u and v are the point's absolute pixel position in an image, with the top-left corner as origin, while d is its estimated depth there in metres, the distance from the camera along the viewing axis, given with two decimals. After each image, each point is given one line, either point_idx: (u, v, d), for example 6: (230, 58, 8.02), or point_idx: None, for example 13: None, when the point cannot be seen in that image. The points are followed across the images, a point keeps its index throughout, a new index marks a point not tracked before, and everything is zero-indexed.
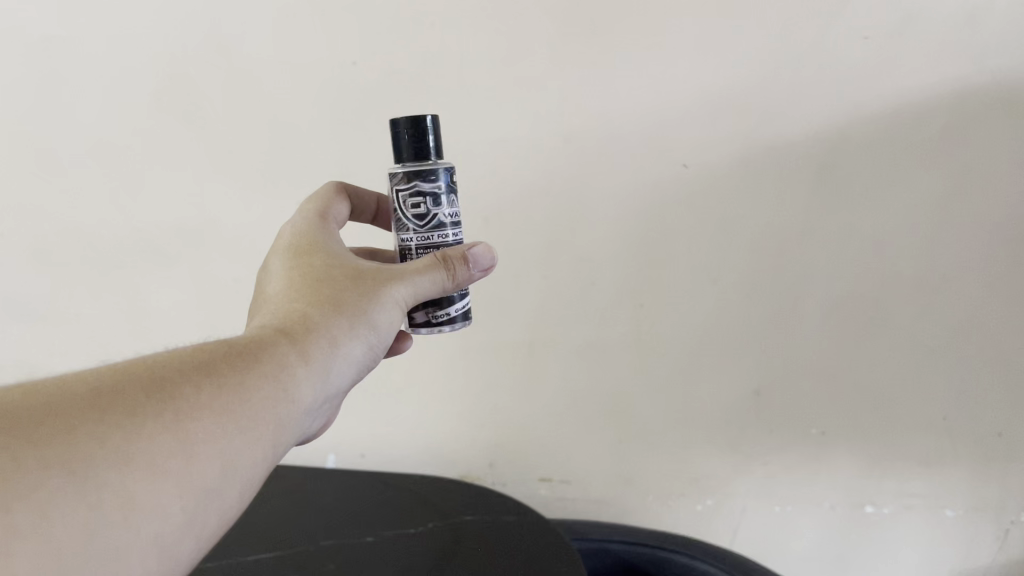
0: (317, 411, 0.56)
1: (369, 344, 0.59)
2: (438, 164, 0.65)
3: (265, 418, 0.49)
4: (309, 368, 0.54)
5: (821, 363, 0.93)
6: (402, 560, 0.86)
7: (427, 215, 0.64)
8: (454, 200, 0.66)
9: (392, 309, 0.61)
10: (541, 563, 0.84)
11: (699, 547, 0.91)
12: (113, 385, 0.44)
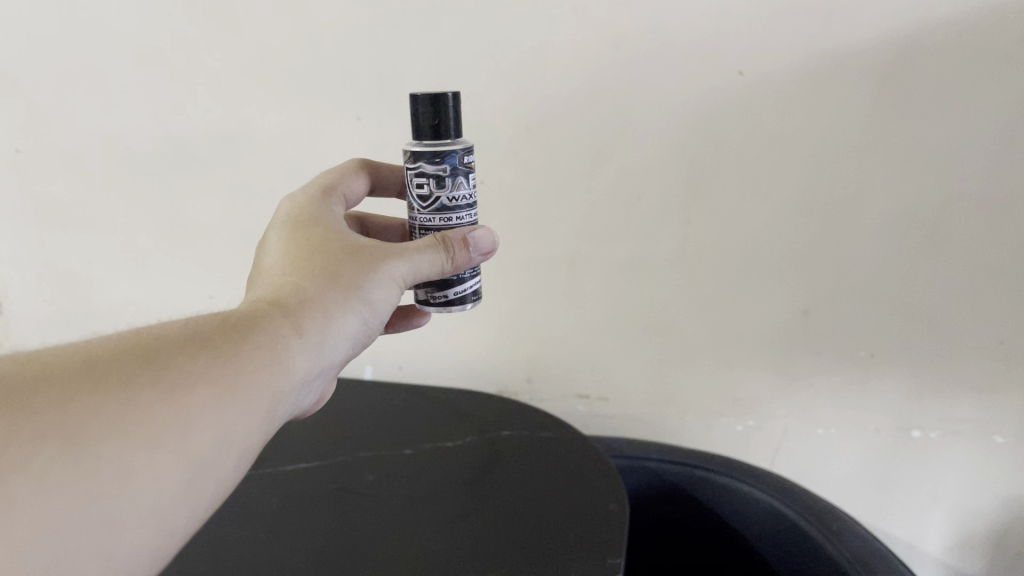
0: (312, 385, 0.55)
1: (365, 320, 0.59)
2: (448, 146, 0.62)
3: (262, 387, 0.49)
4: (304, 339, 0.53)
5: (874, 284, 0.89)
6: (436, 475, 0.85)
7: (429, 196, 0.63)
8: (464, 183, 0.63)
9: (391, 286, 0.60)
10: (576, 481, 0.82)
11: (740, 465, 0.89)
12: (107, 356, 0.44)
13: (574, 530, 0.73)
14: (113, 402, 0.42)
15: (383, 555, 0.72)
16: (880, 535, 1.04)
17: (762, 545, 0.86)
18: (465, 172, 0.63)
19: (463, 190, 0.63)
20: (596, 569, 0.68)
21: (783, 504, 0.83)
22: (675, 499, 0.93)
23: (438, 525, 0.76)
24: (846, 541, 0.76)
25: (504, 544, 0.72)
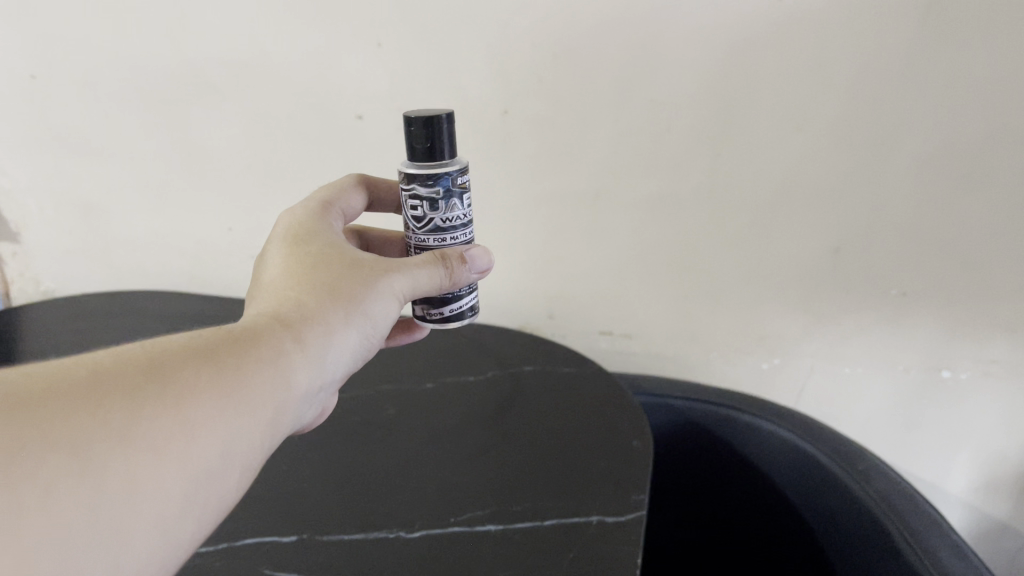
0: (312, 401, 0.51)
1: (364, 335, 0.55)
2: (441, 168, 0.58)
3: (268, 395, 0.45)
4: (306, 352, 0.50)
5: (911, 221, 0.86)
6: (457, 410, 0.85)
7: (424, 218, 0.60)
8: (459, 204, 0.60)
9: (389, 301, 0.57)
10: (598, 418, 0.81)
11: (766, 404, 0.88)
12: (111, 358, 0.40)
13: (597, 467, 0.73)
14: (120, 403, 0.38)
15: (406, 489, 0.71)
16: (904, 472, 1.03)
17: (785, 484, 0.85)
18: (459, 193, 0.60)
19: (458, 210, 0.60)
20: (620, 506, 0.68)
21: (808, 444, 0.82)
22: (694, 439, 0.91)
23: (461, 459, 0.76)
24: (874, 483, 0.75)
25: (528, 479, 0.72)
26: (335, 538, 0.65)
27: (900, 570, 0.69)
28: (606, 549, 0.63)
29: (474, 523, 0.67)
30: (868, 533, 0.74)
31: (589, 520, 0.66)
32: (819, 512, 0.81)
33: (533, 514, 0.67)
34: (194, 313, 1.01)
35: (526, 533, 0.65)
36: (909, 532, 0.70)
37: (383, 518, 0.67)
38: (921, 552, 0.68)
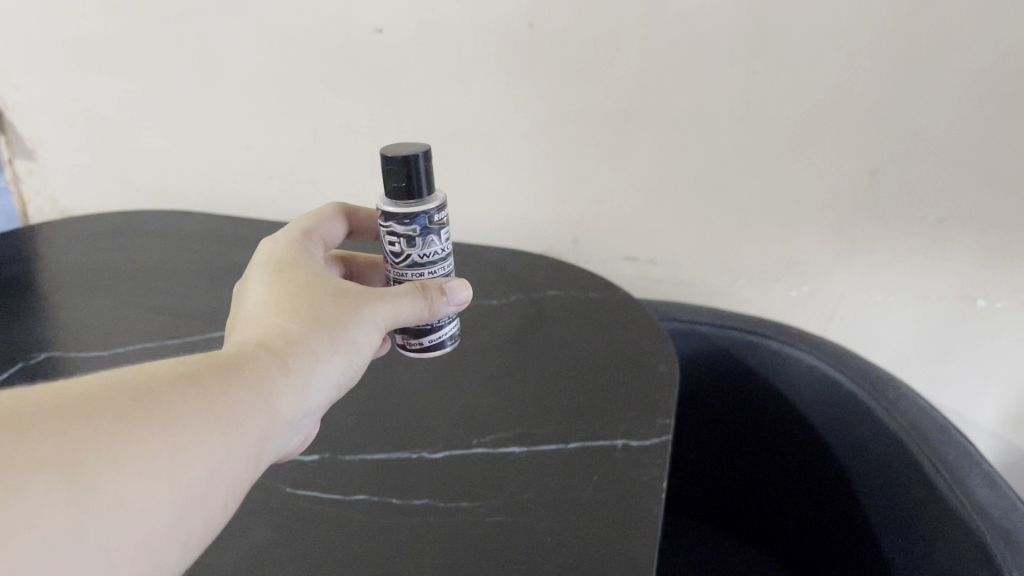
0: (299, 430, 0.49)
1: (351, 364, 0.53)
2: (417, 208, 0.57)
3: (256, 425, 0.43)
4: (294, 378, 0.47)
5: (952, 143, 0.83)
6: (478, 333, 0.84)
7: (401, 254, 0.59)
8: (436, 241, 0.59)
9: (373, 331, 0.54)
10: (622, 343, 0.80)
11: (794, 331, 0.86)
12: (95, 388, 0.38)
13: (621, 391, 0.72)
14: (108, 439, 0.36)
15: (428, 411, 0.71)
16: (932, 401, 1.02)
17: (811, 412, 0.83)
18: (436, 230, 0.58)
19: (435, 247, 0.59)
20: (645, 430, 0.67)
21: (837, 372, 0.80)
22: (718, 368, 0.90)
23: (483, 383, 0.75)
24: (904, 412, 0.74)
25: (551, 402, 0.71)
26: (357, 459, 0.65)
27: (929, 498, 0.68)
28: (631, 472, 0.62)
29: (498, 445, 0.66)
30: (896, 461, 0.73)
31: (614, 443, 0.65)
32: (845, 441, 0.80)
33: (557, 437, 0.66)
34: (213, 234, 0.99)
35: (550, 456, 0.64)
36: (940, 461, 0.68)
37: (406, 439, 0.67)
38: (951, 481, 0.67)
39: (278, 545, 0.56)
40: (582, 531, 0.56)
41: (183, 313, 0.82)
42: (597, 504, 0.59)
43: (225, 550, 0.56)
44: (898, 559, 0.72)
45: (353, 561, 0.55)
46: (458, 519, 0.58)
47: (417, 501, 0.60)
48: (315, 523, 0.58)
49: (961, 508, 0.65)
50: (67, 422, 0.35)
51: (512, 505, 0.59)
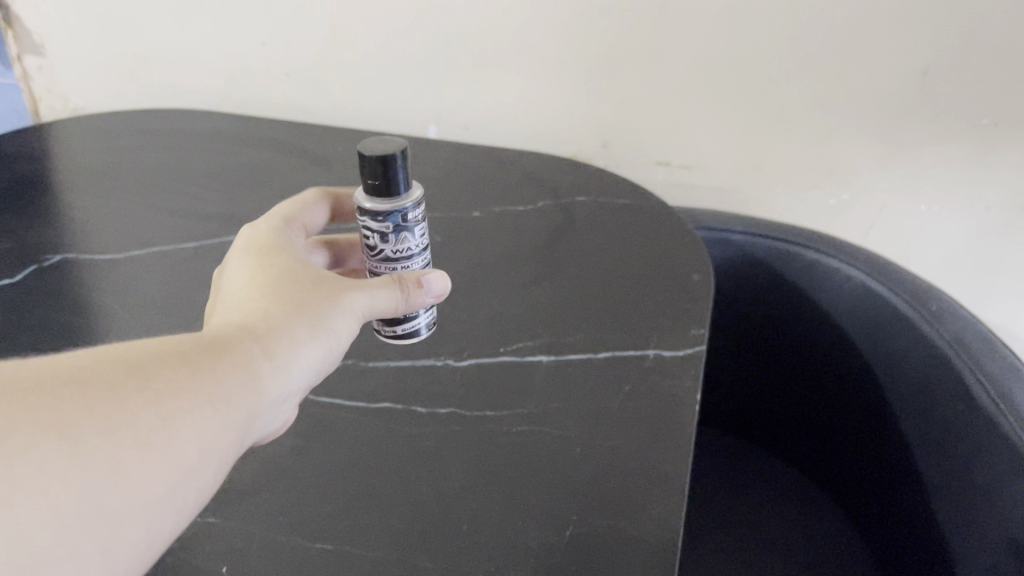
0: (281, 414, 0.45)
1: (334, 349, 0.49)
2: (389, 205, 0.53)
3: (239, 404, 0.40)
4: (273, 358, 0.44)
5: (1014, 40, 0.77)
6: (506, 234, 0.79)
7: (376, 250, 0.55)
8: (413, 239, 0.55)
9: (354, 317, 0.50)
10: (654, 247, 0.76)
11: (833, 240, 0.83)
12: (77, 362, 0.36)
13: (653, 299, 0.69)
14: (79, 412, 0.34)
15: (452, 318, 0.68)
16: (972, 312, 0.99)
17: (847, 324, 0.81)
18: (412, 230, 0.54)
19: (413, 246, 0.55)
20: (678, 340, 0.64)
21: (877, 282, 0.77)
22: (752, 278, 0.87)
23: (508, 292, 0.71)
24: (947, 323, 0.71)
25: (580, 308, 0.68)
26: (381, 365, 0.63)
27: (970, 412, 0.66)
28: (663, 383, 0.60)
29: (525, 353, 0.64)
30: (936, 374, 0.70)
31: (645, 353, 0.63)
32: (882, 353, 0.77)
33: (587, 346, 0.64)
34: (229, 134, 0.96)
35: (579, 365, 0.62)
36: (983, 374, 0.66)
37: (431, 346, 0.65)
38: (995, 395, 0.64)
39: (302, 452, 0.55)
40: (612, 443, 0.55)
41: (201, 216, 0.80)
42: (627, 416, 0.58)
43: (248, 456, 0.55)
44: (932, 474, 0.71)
45: (379, 470, 0.54)
46: (486, 429, 0.57)
47: (443, 410, 0.59)
48: (339, 429, 0.57)
49: (1003, 423, 0.62)
50: (50, 395, 0.34)
51: (540, 415, 0.58)
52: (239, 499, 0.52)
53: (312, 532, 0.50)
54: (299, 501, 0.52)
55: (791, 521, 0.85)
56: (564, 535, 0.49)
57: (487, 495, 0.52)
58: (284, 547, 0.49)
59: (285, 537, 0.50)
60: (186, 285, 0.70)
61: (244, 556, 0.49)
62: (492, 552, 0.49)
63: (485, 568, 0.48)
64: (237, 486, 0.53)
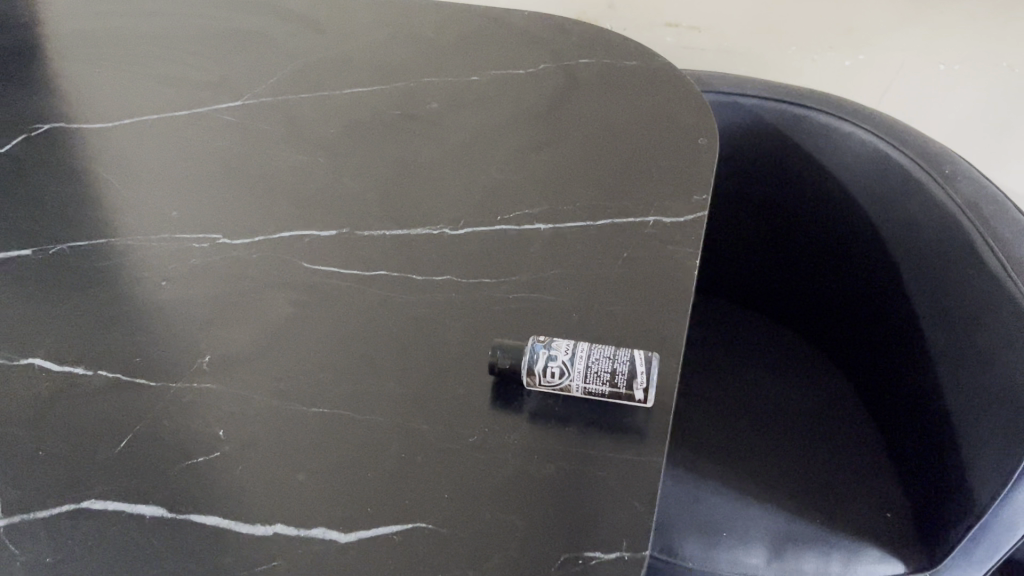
0: (135, 428, 0.49)
1: (191, 374, 0.52)
2: (522, 361, 0.50)
3: (72, 496, 0.46)
4: (121, 433, 0.48)
5: None
6: (507, 98, 0.75)
7: (569, 372, 0.49)
8: (561, 353, 0.49)
9: (217, 354, 0.53)
10: (659, 110, 0.73)
11: (846, 103, 0.80)
12: None
13: (657, 165, 0.67)
14: None
15: (450, 187, 0.65)
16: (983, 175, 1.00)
17: (857, 191, 0.79)
18: (557, 354, 0.49)
19: (570, 357, 0.49)
20: (681, 206, 0.63)
21: (891, 147, 0.75)
22: (759, 146, 0.84)
23: (508, 159, 0.68)
24: (960, 187, 0.69)
25: (582, 174, 0.66)
26: (377, 236, 0.61)
27: (979, 278, 0.65)
28: (664, 250, 0.59)
29: (523, 222, 0.62)
30: (945, 240, 0.69)
31: (646, 221, 0.61)
32: (891, 219, 0.75)
33: (587, 214, 0.62)
34: None
35: (578, 233, 0.61)
36: (995, 240, 0.64)
37: (427, 215, 0.63)
38: (1004, 259, 0.63)
39: (297, 320, 0.55)
40: (610, 309, 0.55)
41: (191, 83, 0.77)
42: (626, 283, 0.57)
43: (243, 324, 0.55)
44: (937, 340, 0.70)
45: (376, 337, 0.54)
46: (482, 296, 0.56)
47: (439, 277, 0.58)
48: (333, 298, 0.57)
49: (1010, 286, 0.62)
50: None
51: (537, 283, 0.57)
52: (234, 365, 0.52)
53: (309, 396, 0.50)
54: (295, 367, 0.52)
55: (794, 387, 0.85)
56: (557, 403, 0.50)
57: (482, 361, 0.52)
58: (282, 412, 0.50)
59: (282, 402, 0.50)
60: (180, 157, 0.69)
61: (242, 420, 0.49)
62: (489, 418, 0.49)
63: (482, 431, 0.49)
64: (231, 354, 0.53)
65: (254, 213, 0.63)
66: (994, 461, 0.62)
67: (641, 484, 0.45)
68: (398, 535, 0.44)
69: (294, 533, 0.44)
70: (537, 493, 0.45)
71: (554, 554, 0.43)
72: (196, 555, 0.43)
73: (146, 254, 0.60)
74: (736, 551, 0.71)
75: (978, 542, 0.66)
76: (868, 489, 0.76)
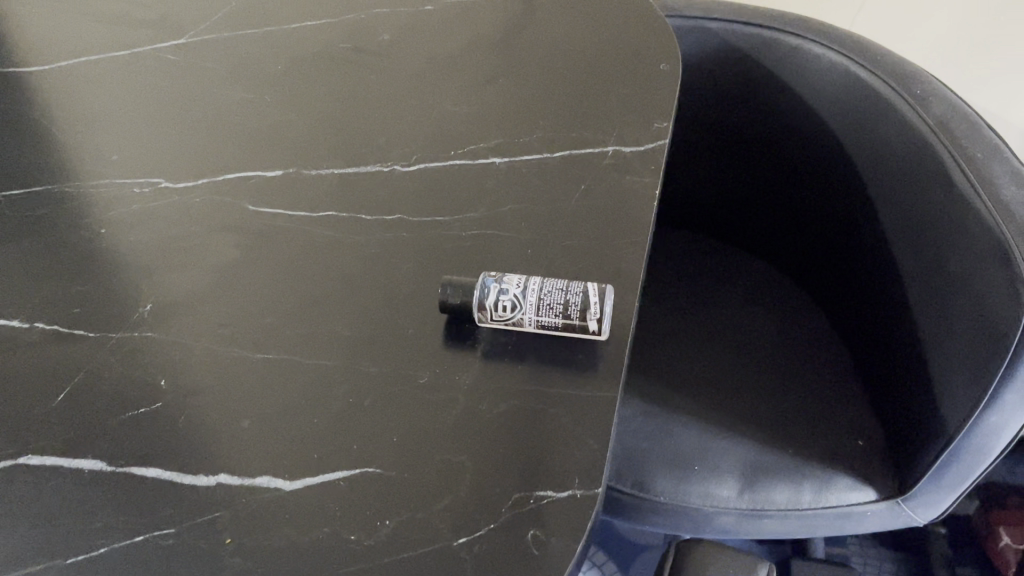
0: (73, 377, 0.47)
1: (133, 318, 0.51)
2: (472, 297, 0.48)
3: (11, 450, 0.44)
4: (60, 383, 0.47)
5: None
6: (462, 27, 0.72)
7: (520, 306, 0.47)
8: (512, 287, 0.48)
9: (159, 298, 0.52)
10: (619, 36, 0.70)
11: (815, 23, 0.77)
12: None
13: (617, 92, 0.64)
14: None
15: (402, 121, 0.63)
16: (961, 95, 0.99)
17: (829, 116, 0.76)
18: (508, 288, 0.48)
19: (521, 290, 0.48)
20: (641, 134, 0.60)
21: (862, 68, 0.72)
22: (728, 72, 0.81)
23: (462, 91, 0.66)
24: (932, 107, 0.66)
25: (539, 103, 0.64)
26: (326, 174, 0.59)
27: (950, 199, 0.63)
28: (622, 180, 0.57)
29: (477, 155, 0.60)
30: (917, 162, 0.67)
31: (604, 150, 0.59)
32: (864, 144, 0.73)
33: (543, 145, 0.60)
34: None
35: (533, 166, 0.59)
36: (966, 160, 0.62)
37: (378, 151, 0.61)
38: (975, 179, 0.61)
39: (243, 264, 0.53)
40: (566, 242, 0.53)
41: (132, 22, 0.74)
42: (583, 215, 0.55)
43: (186, 270, 0.53)
44: (910, 267, 0.69)
45: (325, 278, 0.52)
46: (434, 234, 0.54)
47: (390, 216, 0.56)
48: (279, 240, 0.55)
49: (981, 207, 0.60)
50: None
51: (490, 218, 0.55)
52: (178, 312, 0.51)
53: (254, 342, 0.49)
54: (240, 313, 0.51)
55: (767, 319, 0.84)
56: (510, 341, 0.48)
57: (433, 299, 0.51)
58: (226, 359, 0.48)
59: (226, 349, 0.49)
60: (121, 100, 0.66)
61: (184, 369, 0.48)
62: (439, 357, 0.48)
63: (432, 371, 0.47)
64: (175, 301, 0.51)
65: (198, 155, 0.61)
66: (965, 387, 0.62)
67: (594, 420, 0.44)
68: (345, 481, 0.42)
69: (238, 483, 0.43)
70: (488, 433, 0.44)
71: (505, 494, 0.41)
72: (136, 508, 0.42)
73: (85, 201, 0.58)
74: (707, 485, 0.70)
75: (949, 468, 0.65)
76: (841, 419, 0.75)
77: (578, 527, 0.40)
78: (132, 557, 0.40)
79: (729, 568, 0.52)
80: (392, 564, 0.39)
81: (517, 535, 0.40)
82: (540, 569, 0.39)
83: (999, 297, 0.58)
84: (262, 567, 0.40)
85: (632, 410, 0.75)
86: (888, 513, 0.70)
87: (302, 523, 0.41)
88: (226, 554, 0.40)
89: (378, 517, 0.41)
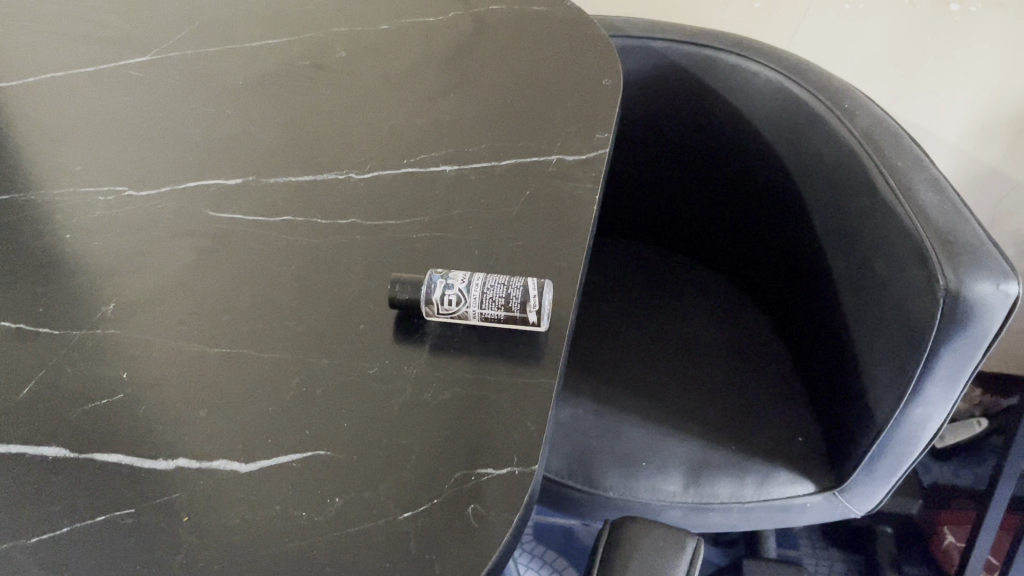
0: (37, 370, 0.50)
1: (96, 315, 0.53)
2: (421, 292, 0.51)
3: None
4: (24, 375, 0.49)
5: None
6: (417, 45, 0.76)
7: (462, 300, 0.50)
8: (458, 281, 0.51)
9: (118, 298, 0.54)
10: (565, 54, 0.74)
11: (754, 44, 0.81)
12: None
13: (561, 105, 0.68)
14: None
15: (357, 132, 0.66)
16: (893, 112, 1.05)
17: (765, 129, 0.81)
18: (454, 284, 0.51)
19: (466, 286, 0.51)
20: (582, 144, 0.64)
21: (795, 85, 0.77)
22: (673, 90, 0.85)
23: (415, 105, 0.69)
24: (857, 120, 0.71)
25: (487, 115, 0.67)
26: (284, 182, 0.62)
27: (874, 205, 0.67)
28: (563, 186, 0.61)
29: (428, 164, 0.63)
30: (845, 170, 0.71)
31: (548, 159, 0.63)
32: (798, 155, 0.78)
33: (491, 154, 0.64)
34: None
35: (480, 174, 0.62)
36: (888, 168, 0.66)
37: (334, 161, 0.64)
38: (896, 186, 0.65)
39: (202, 266, 0.56)
40: (509, 242, 0.56)
41: (97, 40, 0.77)
42: (526, 218, 0.58)
43: (148, 270, 0.56)
44: (842, 269, 0.73)
45: (281, 278, 0.55)
46: (385, 236, 0.57)
47: (345, 220, 0.59)
48: (237, 244, 0.58)
49: (900, 211, 0.64)
50: None
51: (439, 222, 0.58)
52: (139, 310, 0.53)
53: (211, 337, 0.52)
54: (200, 310, 0.53)
55: (713, 323, 0.88)
56: (455, 335, 0.51)
57: (383, 296, 0.54)
58: (184, 353, 0.51)
59: (185, 344, 0.51)
60: (87, 112, 0.69)
61: (145, 362, 0.50)
62: (389, 350, 0.51)
63: (381, 362, 0.50)
64: (137, 300, 0.54)
65: (159, 165, 0.64)
66: (890, 381, 0.65)
67: (531, 405, 0.47)
68: (297, 462, 0.45)
69: (195, 467, 0.45)
70: (432, 417, 0.47)
71: (447, 472, 0.44)
72: (98, 491, 0.44)
73: (50, 208, 0.61)
74: (654, 480, 0.73)
75: (880, 458, 0.69)
76: (782, 416, 0.79)
77: (516, 499, 0.43)
78: (93, 535, 0.42)
79: (661, 541, 0.55)
80: (342, 537, 0.42)
81: (459, 508, 0.43)
82: (479, 538, 0.41)
83: (916, 295, 0.62)
84: (217, 543, 0.42)
85: (581, 409, 0.78)
86: (826, 504, 0.74)
87: (255, 503, 0.43)
88: (183, 531, 0.42)
89: (328, 495, 0.44)
